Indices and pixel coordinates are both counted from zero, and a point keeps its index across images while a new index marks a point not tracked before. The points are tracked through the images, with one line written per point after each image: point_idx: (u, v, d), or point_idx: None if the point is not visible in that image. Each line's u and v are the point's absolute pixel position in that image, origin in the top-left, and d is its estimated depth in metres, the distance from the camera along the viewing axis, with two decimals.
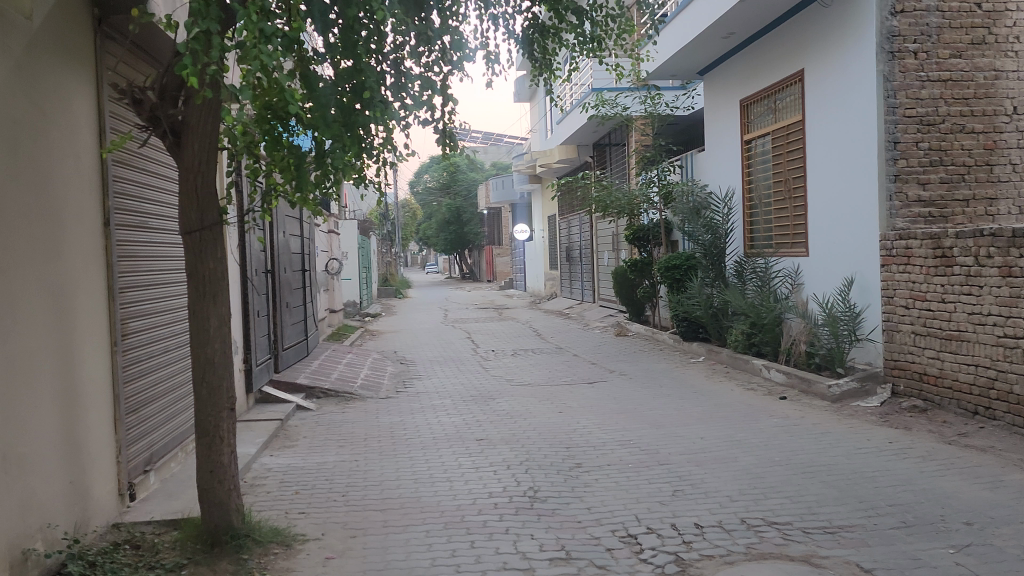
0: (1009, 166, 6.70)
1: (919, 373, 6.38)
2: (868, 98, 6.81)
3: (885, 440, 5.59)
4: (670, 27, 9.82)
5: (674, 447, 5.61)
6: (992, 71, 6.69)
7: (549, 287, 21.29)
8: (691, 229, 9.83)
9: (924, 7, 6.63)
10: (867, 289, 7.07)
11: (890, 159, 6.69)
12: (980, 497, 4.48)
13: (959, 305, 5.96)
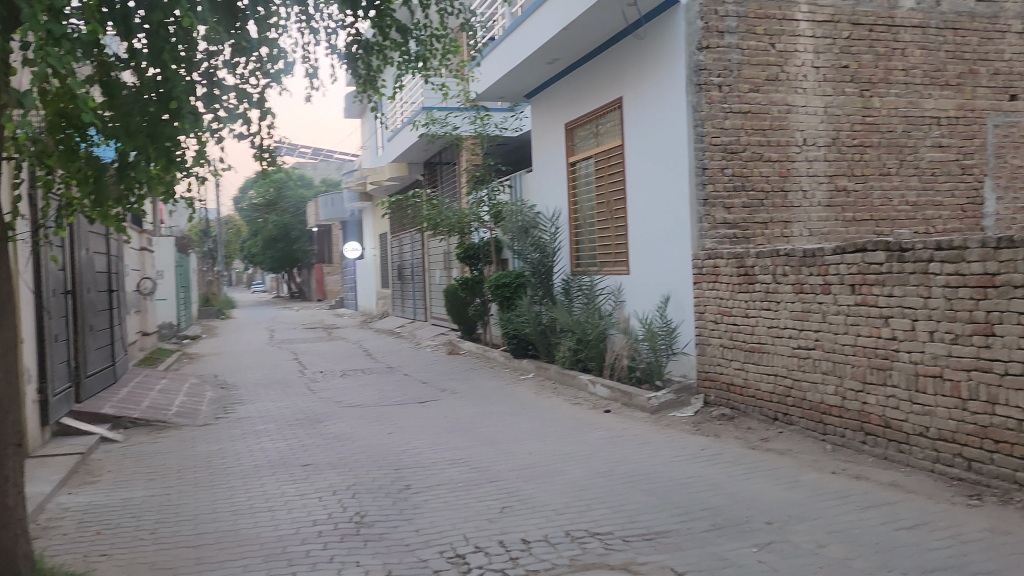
0: (801, 193, 7.33)
1: (726, 384, 6.87)
2: (679, 126, 7.27)
3: (698, 447, 5.93)
4: (496, 50, 10.04)
5: (503, 463, 5.66)
6: (784, 106, 7.30)
7: (381, 306, 21.02)
8: (520, 247, 9.97)
9: (726, 44, 7.19)
10: (681, 306, 7.49)
11: (700, 183, 7.16)
12: (780, 497, 4.84)
13: (760, 320, 6.49)
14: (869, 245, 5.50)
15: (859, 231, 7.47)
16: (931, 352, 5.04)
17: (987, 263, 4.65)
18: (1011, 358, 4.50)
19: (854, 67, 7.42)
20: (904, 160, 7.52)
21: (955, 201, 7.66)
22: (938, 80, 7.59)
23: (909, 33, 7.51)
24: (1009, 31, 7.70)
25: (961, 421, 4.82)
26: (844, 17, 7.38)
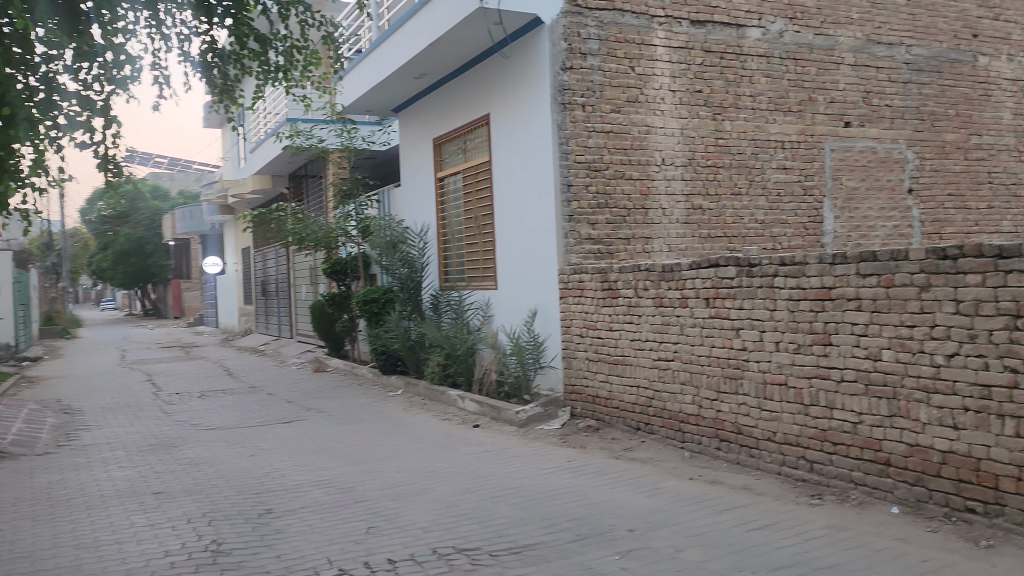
0: (660, 210, 7.64)
1: (592, 396, 7.06)
2: (545, 144, 7.40)
3: (565, 459, 6.04)
4: (362, 63, 9.93)
5: (369, 483, 5.56)
6: (644, 127, 7.60)
7: (243, 323, 20.25)
8: (387, 262, 9.86)
9: (588, 65, 7.41)
10: (548, 320, 7.62)
11: (566, 200, 7.32)
12: (642, 505, 5.00)
13: (622, 333, 6.71)
14: (721, 260, 5.82)
15: (714, 247, 7.85)
16: (776, 361, 5.45)
17: (824, 277, 5.14)
18: (845, 365, 5.04)
19: (707, 92, 7.84)
20: (752, 180, 8.00)
21: (799, 219, 8.20)
22: (781, 106, 8.16)
23: (755, 61, 8.03)
24: (842, 64, 8.41)
25: (804, 425, 5.27)
26: (696, 44, 7.80)
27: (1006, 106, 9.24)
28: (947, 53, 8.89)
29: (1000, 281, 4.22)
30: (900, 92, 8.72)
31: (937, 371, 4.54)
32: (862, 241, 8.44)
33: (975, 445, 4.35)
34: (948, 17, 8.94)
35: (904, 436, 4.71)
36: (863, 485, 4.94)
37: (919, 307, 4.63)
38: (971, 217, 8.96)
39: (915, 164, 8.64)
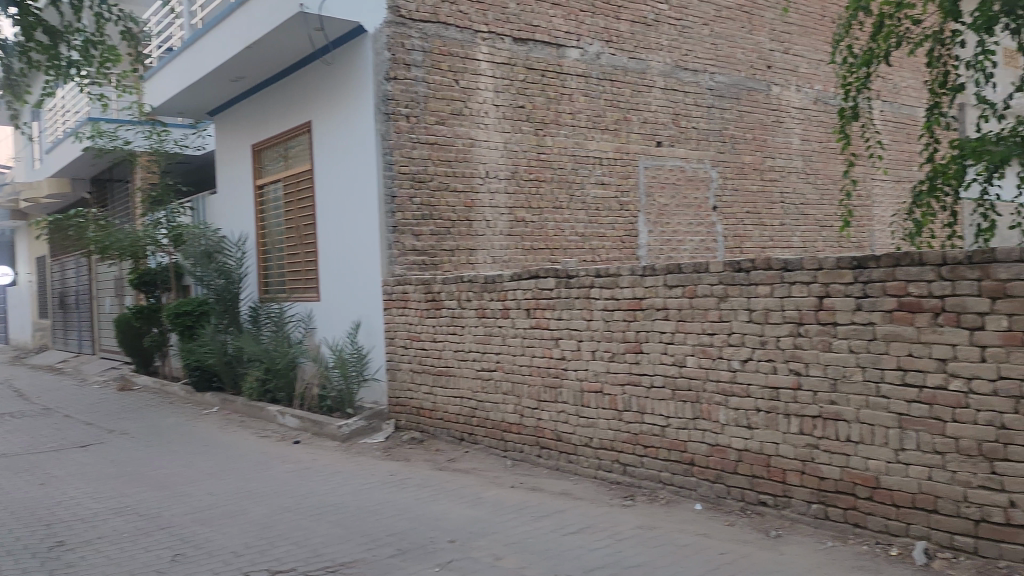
0: (485, 222, 7.75)
1: (416, 408, 7.06)
2: (369, 154, 7.32)
3: (387, 473, 5.97)
4: (173, 63, 9.38)
5: (178, 508, 5.23)
6: (468, 139, 7.69)
7: (38, 340, 18.49)
8: (202, 272, 9.33)
9: (412, 77, 7.41)
10: (372, 332, 7.52)
11: (389, 211, 7.27)
12: (463, 515, 5.03)
13: (446, 344, 6.74)
14: (541, 272, 5.97)
15: (536, 259, 8.06)
16: (592, 369, 5.68)
17: (635, 288, 5.39)
18: (654, 372, 5.33)
19: (528, 108, 8.07)
20: (572, 195, 8.31)
21: (616, 233, 8.60)
22: (599, 125, 8.55)
23: (575, 81, 8.36)
24: (653, 87, 8.94)
25: (618, 430, 5.54)
26: (519, 62, 8.01)
27: (795, 132, 10.21)
28: (745, 81, 9.71)
29: (786, 291, 4.66)
30: (704, 116, 9.37)
31: (733, 375, 4.93)
32: (672, 254, 9.02)
33: (766, 443, 4.79)
34: (746, 48, 9.75)
35: (706, 436, 5.08)
36: (670, 484, 5.29)
37: (718, 316, 4.99)
38: (767, 233, 9.83)
39: (718, 183, 9.38)
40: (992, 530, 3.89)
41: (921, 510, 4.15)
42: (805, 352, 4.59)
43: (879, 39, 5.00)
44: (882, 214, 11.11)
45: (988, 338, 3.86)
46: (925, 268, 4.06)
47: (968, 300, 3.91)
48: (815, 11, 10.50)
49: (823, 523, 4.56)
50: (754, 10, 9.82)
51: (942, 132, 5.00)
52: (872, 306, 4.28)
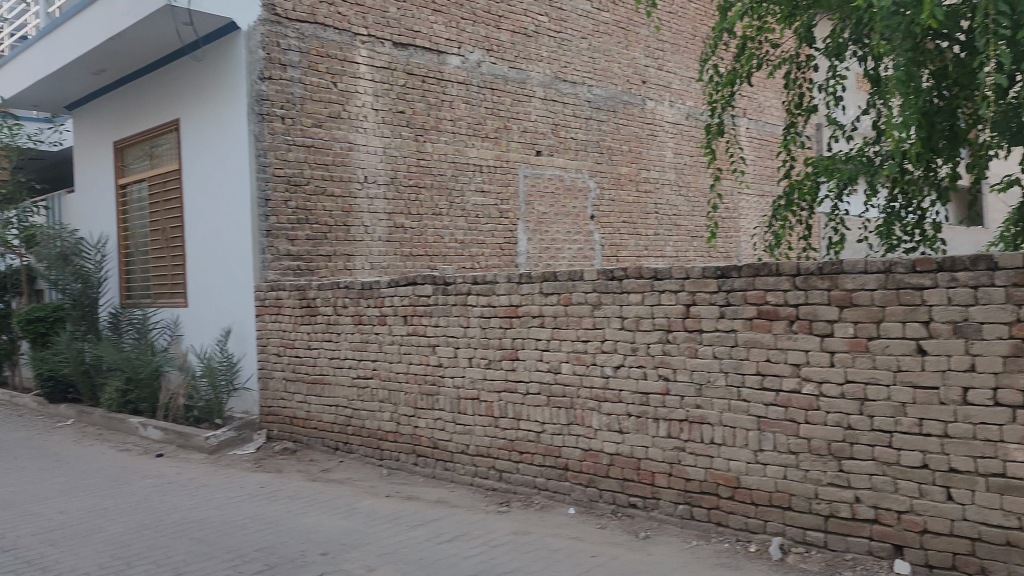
0: (363, 228, 7.64)
1: (290, 417, 6.87)
2: (241, 155, 7.07)
3: (257, 485, 5.77)
4: (27, 52, 8.78)
5: (24, 528, 4.88)
6: (346, 143, 7.57)
7: None
8: (57, 276, 8.76)
9: (288, 77, 7.23)
10: (243, 339, 7.26)
11: (262, 215, 7.05)
12: (336, 527, 4.92)
13: (321, 351, 6.60)
14: (418, 279, 5.93)
15: (416, 265, 8.03)
16: (469, 377, 5.69)
17: (511, 296, 5.44)
18: (530, 378, 5.39)
19: (408, 113, 8.03)
20: (452, 202, 8.32)
21: (496, 240, 8.69)
22: (479, 132, 8.59)
23: (455, 88, 8.38)
24: (533, 97, 9.09)
25: (494, 437, 5.57)
26: (399, 66, 7.96)
27: (669, 146, 10.67)
28: (621, 95, 10.04)
29: (655, 299, 4.81)
30: (582, 127, 9.63)
31: (606, 381, 5.05)
32: (551, 262, 9.23)
33: (636, 447, 4.93)
34: (622, 63, 10.08)
35: (579, 442, 5.18)
36: (545, 489, 5.37)
37: (592, 323, 5.10)
38: (642, 242, 10.28)
39: (595, 193, 9.68)
40: (840, 524, 4.15)
41: (777, 508, 4.38)
42: (673, 359, 4.75)
43: (741, 60, 5.26)
44: (744, 226, 11.85)
45: (836, 344, 4.12)
46: (781, 278, 4.30)
47: (818, 308, 4.17)
48: (686, 31, 10.99)
49: (689, 523, 4.74)
50: (629, 27, 10.18)
51: (798, 150, 5.30)
52: (734, 314, 4.48)
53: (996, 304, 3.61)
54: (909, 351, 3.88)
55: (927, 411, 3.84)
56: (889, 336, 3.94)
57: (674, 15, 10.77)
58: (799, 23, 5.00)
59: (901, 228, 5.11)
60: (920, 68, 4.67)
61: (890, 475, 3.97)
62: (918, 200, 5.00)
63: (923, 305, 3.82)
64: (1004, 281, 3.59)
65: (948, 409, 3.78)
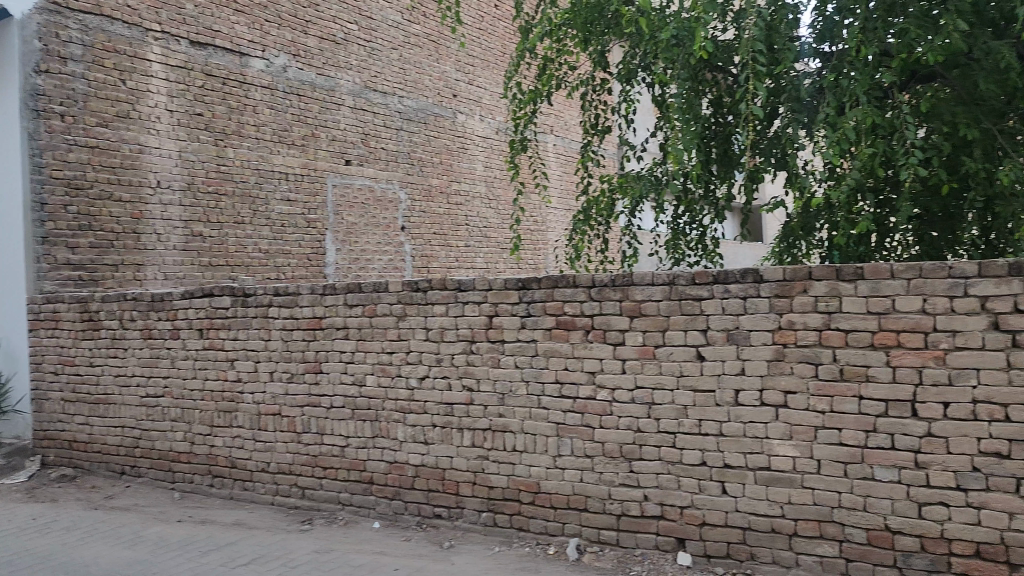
0: (154, 235, 7.28)
1: (69, 441, 6.34)
2: (11, 154, 6.38)
3: (28, 517, 5.24)
4: None
5: None
6: (136, 145, 7.16)
7: None
8: None
9: (69, 71, 6.67)
10: (12, 357, 6.56)
11: (37, 220, 6.40)
12: (120, 558, 4.56)
13: (105, 369, 6.14)
14: (215, 290, 5.67)
15: (214, 276, 7.76)
16: (270, 392, 5.50)
17: (315, 307, 5.33)
18: (334, 392, 5.29)
19: (208, 116, 7.76)
20: (256, 210, 8.19)
21: (302, 250, 8.65)
22: (285, 139, 8.49)
23: (259, 92, 8.23)
24: (342, 105, 9.13)
25: (297, 453, 5.43)
26: (195, 66, 7.67)
27: (479, 159, 11.14)
28: (431, 107, 10.30)
29: (459, 310, 4.88)
30: (392, 138, 9.81)
31: (411, 392, 5.05)
32: (361, 274, 9.36)
33: (441, 457, 4.96)
34: (433, 77, 10.35)
35: (384, 454, 5.14)
36: (349, 504, 5.29)
37: (397, 335, 5.08)
38: (453, 254, 10.71)
39: (407, 204, 9.97)
40: (630, 522, 4.39)
41: (574, 510, 4.56)
42: (477, 368, 4.83)
43: (542, 80, 5.47)
44: (550, 238, 12.65)
45: (627, 352, 4.36)
46: (577, 290, 4.49)
47: (611, 318, 4.40)
48: (495, 48, 11.46)
49: (492, 530, 4.82)
50: (440, 40, 10.43)
51: (594, 168, 5.57)
52: (534, 324, 4.63)
53: (762, 313, 3.97)
54: (690, 357, 4.18)
55: (705, 412, 4.15)
56: (673, 344, 4.23)
57: (484, 32, 11.19)
58: (593, 48, 5.28)
59: (685, 243, 5.49)
60: (699, 95, 5.08)
61: (674, 473, 4.24)
62: (699, 217, 5.40)
63: (702, 315, 4.14)
64: (768, 292, 3.95)
65: (722, 410, 4.11)
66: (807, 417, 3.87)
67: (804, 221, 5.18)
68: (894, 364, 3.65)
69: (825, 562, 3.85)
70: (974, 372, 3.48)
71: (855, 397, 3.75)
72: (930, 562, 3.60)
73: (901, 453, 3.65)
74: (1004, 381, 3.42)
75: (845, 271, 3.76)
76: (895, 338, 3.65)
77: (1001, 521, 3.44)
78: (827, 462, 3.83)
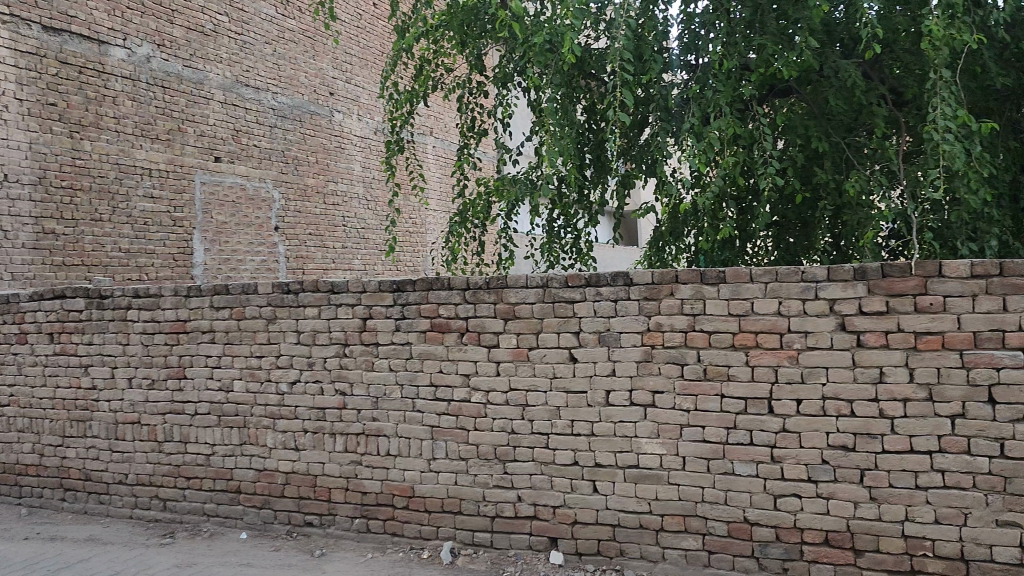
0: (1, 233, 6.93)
1: None
2: None
3: None
4: None
5: None
6: None
7: None
8: None
9: None
10: None
11: None
12: None
13: None
14: (67, 292, 5.38)
15: (68, 275, 7.49)
16: (128, 400, 5.26)
17: (179, 310, 5.11)
18: (199, 399, 5.09)
19: (62, 106, 7.47)
20: (116, 208, 7.96)
21: (168, 249, 8.54)
22: (148, 133, 8.32)
23: (120, 82, 8.03)
24: (211, 99, 9.08)
25: (157, 463, 5.22)
26: (49, 53, 7.35)
27: (357, 158, 11.44)
28: (307, 104, 10.49)
29: (332, 313, 4.76)
30: (265, 135, 9.89)
31: (281, 398, 4.90)
32: (231, 274, 9.35)
33: (312, 464, 4.84)
34: (309, 73, 10.56)
35: (252, 462, 4.98)
36: (215, 515, 5.10)
37: (267, 338, 4.92)
38: (330, 254, 10.93)
39: (280, 204, 10.01)
40: (504, 523, 4.41)
41: (448, 513, 4.54)
42: (350, 372, 4.73)
43: (418, 80, 5.44)
44: (427, 239, 12.94)
45: (501, 355, 4.38)
46: (452, 292, 4.48)
47: (486, 321, 4.41)
48: (374, 46, 11.75)
49: (365, 536, 4.74)
50: (316, 37, 10.59)
51: (471, 170, 5.57)
52: (408, 327, 4.58)
53: (632, 315, 4.07)
54: (562, 359, 4.24)
55: (577, 413, 4.22)
56: (547, 346, 4.28)
57: (362, 30, 11.44)
58: (470, 51, 5.28)
59: (560, 246, 5.57)
60: (573, 101, 5.17)
61: (547, 473, 4.30)
62: (573, 221, 5.48)
63: (574, 317, 4.20)
64: (637, 294, 4.06)
65: (593, 410, 4.18)
66: (673, 416, 4.00)
67: (673, 227, 5.36)
68: (752, 364, 3.82)
69: (689, 555, 3.99)
70: (823, 371, 3.68)
71: (717, 395, 3.91)
72: (785, 551, 3.80)
73: (759, 449, 3.83)
74: (849, 379, 3.64)
75: (708, 275, 3.90)
76: (754, 339, 3.82)
77: (848, 510, 3.66)
78: (691, 459, 3.97)
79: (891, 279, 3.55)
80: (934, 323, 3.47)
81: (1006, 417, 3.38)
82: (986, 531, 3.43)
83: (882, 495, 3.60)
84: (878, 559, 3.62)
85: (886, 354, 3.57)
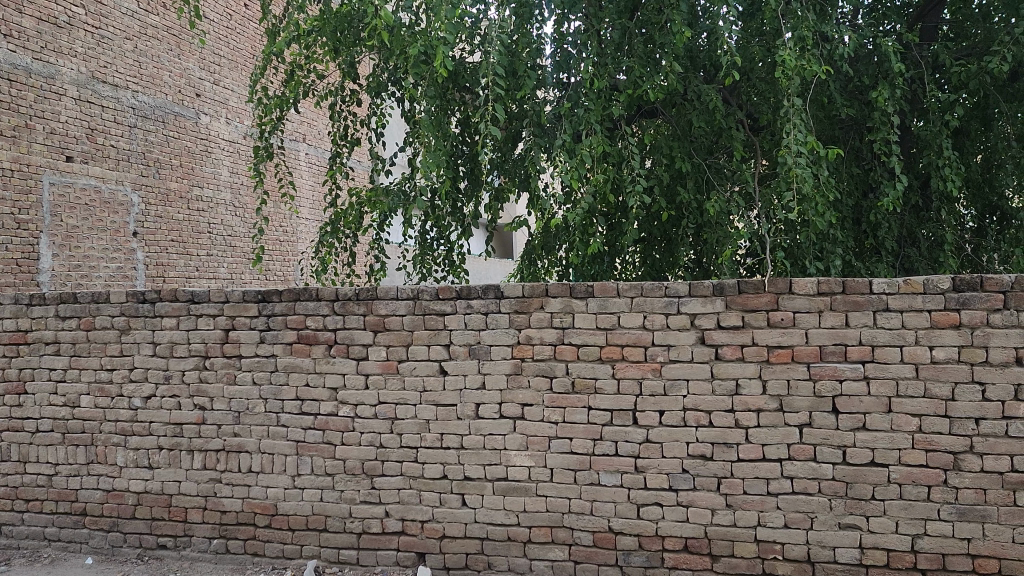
0: None
1: None
2: None
3: None
4: None
5: None
6: None
7: None
8: None
9: None
10: None
11: None
12: None
13: None
14: None
15: None
16: None
17: (19, 319, 4.77)
18: (40, 415, 4.76)
19: None
20: None
21: (10, 255, 7.92)
22: None
23: None
24: (63, 96, 8.57)
25: None
26: None
27: (224, 164, 11.33)
28: (170, 105, 10.23)
29: (191, 324, 4.54)
30: (123, 135, 9.51)
31: (134, 414, 4.63)
32: (82, 281, 8.83)
33: (167, 483, 4.58)
34: (173, 73, 10.27)
35: (100, 482, 4.68)
36: (57, 540, 4.77)
37: (118, 350, 4.64)
38: (192, 262, 10.69)
39: (138, 209, 9.69)
40: (370, 540, 4.32)
41: (312, 531, 4.40)
42: (209, 387, 4.51)
43: (289, 87, 5.28)
44: (299, 248, 12.75)
45: (369, 368, 4.29)
46: (320, 304, 4.34)
47: (354, 333, 4.30)
48: (243, 48, 11.61)
49: (223, 557, 4.52)
50: (182, 36, 10.36)
51: (343, 180, 5.44)
52: (273, 339, 4.41)
53: (502, 328, 4.08)
54: (432, 372, 4.20)
55: (446, 426, 4.18)
56: (416, 359, 4.22)
57: (232, 32, 11.30)
58: (343, 58, 5.17)
59: (432, 257, 5.54)
60: (446, 113, 5.17)
61: (415, 487, 4.24)
62: (446, 232, 5.46)
63: (444, 330, 4.18)
64: (507, 308, 4.07)
65: (463, 423, 4.16)
66: (541, 428, 4.03)
67: (545, 241, 5.45)
68: (618, 376, 3.91)
69: (555, 566, 4.04)
70: (684, 383, 3.81)
71: (584, 407, 3.97)
72: (646, 559, 3.90)
73: (623, 459, 3.91)
74: (708, 391, 3.78)
75: (577, 289, 3.96)
76: (620, 352, 3.90)
77: (705, 517, 3.80)
78: (558, 471, 4.01)
79: (746, 295, 3.71)
80: (785, 337, 3.66)
81: (847, 426, 3.60)
82: (830, 534, 3.64)
83: (736, 502, 3.76)
84: (732, 564, 3.78)
85: (741, 367, 3.73)
